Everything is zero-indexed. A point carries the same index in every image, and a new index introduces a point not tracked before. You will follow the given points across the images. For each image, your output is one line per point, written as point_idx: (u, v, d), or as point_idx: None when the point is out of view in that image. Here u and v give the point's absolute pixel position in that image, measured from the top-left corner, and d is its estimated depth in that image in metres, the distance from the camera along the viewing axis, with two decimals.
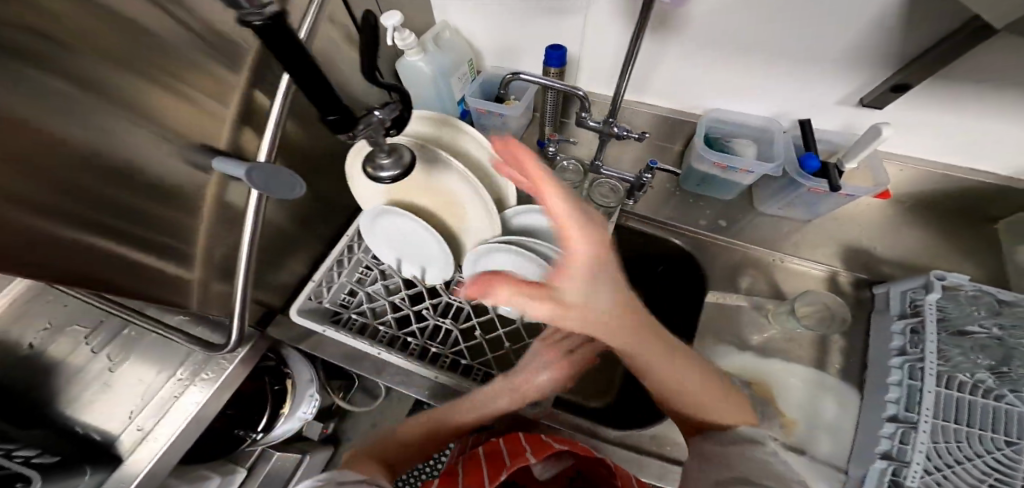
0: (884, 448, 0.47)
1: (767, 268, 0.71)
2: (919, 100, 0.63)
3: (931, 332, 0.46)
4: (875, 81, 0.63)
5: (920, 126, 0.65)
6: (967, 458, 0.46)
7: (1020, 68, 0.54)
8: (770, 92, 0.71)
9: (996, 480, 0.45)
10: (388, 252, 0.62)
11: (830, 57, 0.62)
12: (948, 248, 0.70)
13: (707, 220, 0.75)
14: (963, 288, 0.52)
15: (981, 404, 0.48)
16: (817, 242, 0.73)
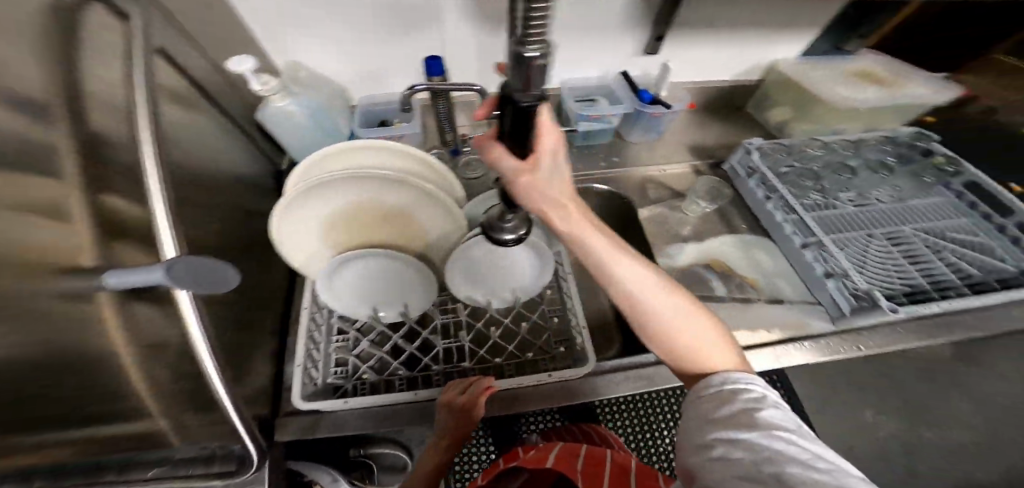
0: (823, 268, 0.67)
1: (659, 180, 0.91)
2: (675, 39, 0.85)
3: (781, 182, 0.76)
4: (641, 37, 0.83)
5: (685, 58, 0.91)
6: (866, 247, 0.75)
7: (713, 12, 0.81)
8: (594, 60, 0.86)
9: (890, 252, 0.75)
10: (354, 306, 0.55)
11: (613, 24, 0.79)
12: (735, 128, 1.03)
13: (603, 163, 0.91)
14: (766, 146, 0.84)
15: (842, 219, 0.79)
16: (675, 150, 0.96)
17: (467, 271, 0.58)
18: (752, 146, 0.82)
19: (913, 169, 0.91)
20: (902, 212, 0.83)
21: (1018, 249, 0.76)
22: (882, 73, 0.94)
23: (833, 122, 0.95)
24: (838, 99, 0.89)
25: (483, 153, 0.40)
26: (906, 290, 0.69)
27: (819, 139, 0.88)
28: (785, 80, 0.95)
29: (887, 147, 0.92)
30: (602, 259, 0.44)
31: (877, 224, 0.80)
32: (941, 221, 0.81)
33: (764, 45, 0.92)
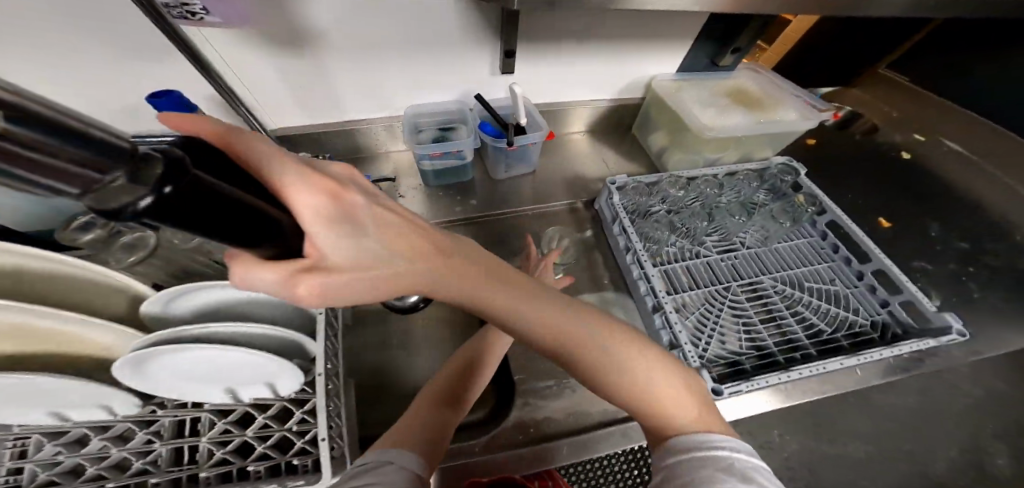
0: (665, 337, 0.66)
1: (526, 222, 0.84)
2: (535, 55, 0.76)
3: (634, 234, 0.73)
4: (494, 55, 0.72)
5: (551, 78, 0.81)
6: (709, 306, 0.73)
7: (565, 26, 0.72)
8: (443, 82, 0.74)
9: (732, 310, 0.74)
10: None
11: (448, 39, 0.66)
12: (618, 155, 0.96)
13: (462, 204, 0.82)
14: (628, 183, 0.80)
15: (704, 269, 0.80)
16: (550, 185, 0.89)
17: (193, 369, 0.44)
18: (614, 186, 0.79)
19: (784, 205, 0.90)
20: (763, 256, 0.84)
21: (870, 296, 0.76)
22: (757, 91, 0.91)
23: (705, 151, 0.86)
24: (702, 126, 0.79)
25: (235, 274, 0.29)
26: (753, 353, 0.69)
27: (683, 177, 0.84)
28: (660, 100, 0.88)
29: (756, 183, 0.93)
30: (517, 313, 0.42)
31: (739, 275, 0.80)
32: (799, 269, 0.81)
33: (638, 65, 0.86)
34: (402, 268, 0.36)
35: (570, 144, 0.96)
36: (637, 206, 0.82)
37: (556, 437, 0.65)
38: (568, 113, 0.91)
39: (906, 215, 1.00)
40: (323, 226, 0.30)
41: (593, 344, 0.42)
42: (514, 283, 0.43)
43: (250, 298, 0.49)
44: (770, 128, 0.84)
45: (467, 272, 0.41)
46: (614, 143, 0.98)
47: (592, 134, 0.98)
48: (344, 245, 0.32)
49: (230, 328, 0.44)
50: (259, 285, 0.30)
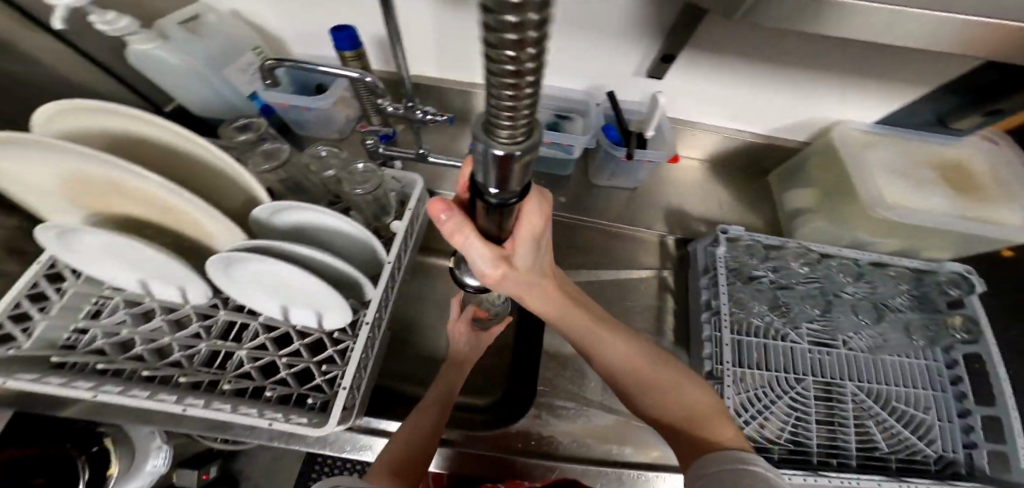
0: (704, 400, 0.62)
1: (605, 238, 0.80)
2: (695, 70, 0.66)
3: (722, 292, 0.63)
4: (649, 58, 0.64)
5: (701, 94, 0.71)
6: (772, 398, 0.63)
7: (749, 46, 0.60)
8: (579, 69, 0.68)
9: (795, 409, 0.63)
10: (123, 274, 0.51)
11: (608, 26, 0.60)
12: (738, 199, 0.83)
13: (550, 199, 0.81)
14: (741, 239, 0.67)
15: (782, 352, 0.67)
16: (646, 208, 0.81)
17: (266, 279, 0.50)
18: (724, 235, 0.67)
19: (924, 320, 0.70)
20: (864, 365, 0.68)
21: (957, 435, 0.62)
22: (977, 172, 0.67)
23: (860, 230, 0.69)
24: (876, 199, 0.62)
25: (454, 237, 0.41)
26: (790, 447, 0.60)
27: (816, 252, 0.69)
28: (832, 152, 0.69)
29: (902, 284, 0.72)
30: (592, 336, 0.57)
31: (818, 371, 0.67)
32: (896, 387, 0.66)
33: (818, 110, 0.70)
34: (536, 276, 0.52)
35: (687, 171, 0.85)
36: (743, 261, 0.69)
37: (564, 459, 0.62)
38: (701, 138, 0.79)
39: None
40: (526, 235, 0.45)
41: (637, 357, 0.56)
42: (596, 317, 0.58)
43: (330, 229, 0.51)
44: (979, 228, 0.61)
45: (567, 297, 0.58)
46: (740, 185, 0.84)
47: (717, 167, 0.85)
48: (526, 254, 0.47)
49: (306, 253, 0.47)
50: (469, 254, 0.42)
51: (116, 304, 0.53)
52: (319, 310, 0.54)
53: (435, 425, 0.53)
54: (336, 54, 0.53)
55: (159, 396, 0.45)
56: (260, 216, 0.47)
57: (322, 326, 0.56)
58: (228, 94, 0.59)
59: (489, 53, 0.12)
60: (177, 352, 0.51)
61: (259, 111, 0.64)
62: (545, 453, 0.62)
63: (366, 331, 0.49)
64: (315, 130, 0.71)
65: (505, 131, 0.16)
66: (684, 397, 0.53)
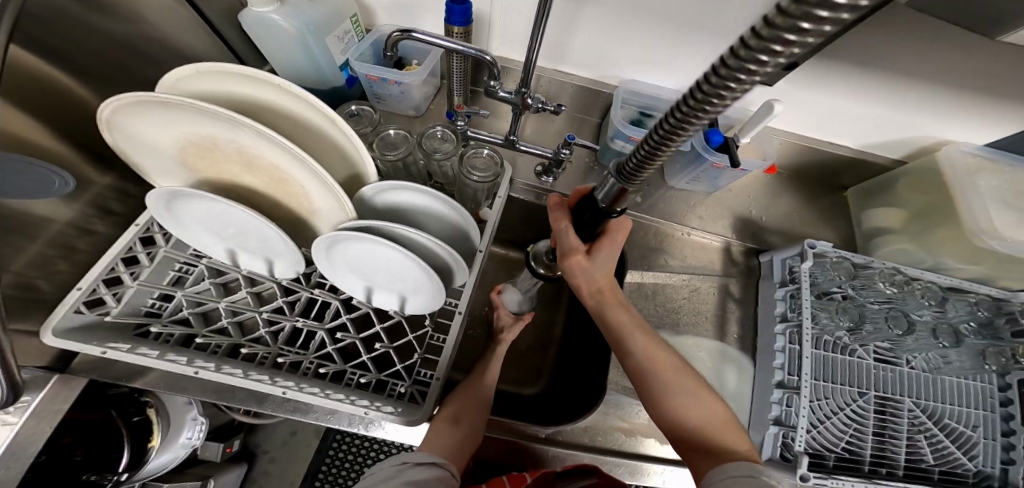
0: (776, 413, 0.60)
1: (673, 242, 0.76)
2: (810, 79, 0.63)
3: (810, 305, 0.60)
4: None
5: (805, 103, 0.67)
6: (839, 409, 0.60)
7: (883, 60, 0.58)
8: (678, 65, 0.64)
9: (856, 424, 0.60)
10: (216, 242, 0.49)
11: (731, 25, 0.56)
12: (815, 212, 0.79)
13: None
14: (828, 254, 0.66)
15: (846, 366, 0.63)
16: (718, 214, 0.78)
17: (363, 260, 0.49)
18: (811, 250, 0.65)
19: (995, 347, 0.65)
20: (933, 391, 0.64)
21: (996, 451, 0.61)
22: None
23: (946, 254, 0.66)
24: (983, 228, 0.59)
25: (556, 222, 0.53)
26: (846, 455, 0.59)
27: (905, 274, 0.66)
28: (935, 175, 0.67)
29: (978, 309, 0.67)
30: (623, 331, 0.53)
31: (878, 386, 0.63)
32: (949, 405, 0.63)
33: (925, 127, 0.67)
34: (594, 288, 0.55)
35: (762, 179, 0.81)
36: (821, 278, 0.68)
37: (617, 453, 0.63)
38: (787, 147, 0.75)
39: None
40: (607, 245, 0.52)
41: (670, 365, 0.52)
42: (638, 324, 0.54)
43: (430, 211, 0.50)
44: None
45: (611, 299, 0.55)
46: (818, 199, 0.80)
47: (796, 178, 0.81)
48: (603, 261, 0.53)
49: (411, 235, 0.46)
50: (560, 237, 0.52)
51: (200, 272, 0.52)
52: (403, 293, 0.53)
53: (485, 401, 0.60)
54: (445, 28, 0.51)
55: (256, 376, 0.44)
56: (366, 193, 0.46)
57: (403, 309, 0.55)
58: (323, 60, 0.56)
59: (729, 61, 0.18)
60: (265, 328, 0.50)
61: (345, 82, 0.62)
62: (606, 450, 0.63)
63: (462, 321, 0.51)
64: (392, 105, 0.68)
65: (696, 117, 0.22)
66: (715, 409, 0.50)
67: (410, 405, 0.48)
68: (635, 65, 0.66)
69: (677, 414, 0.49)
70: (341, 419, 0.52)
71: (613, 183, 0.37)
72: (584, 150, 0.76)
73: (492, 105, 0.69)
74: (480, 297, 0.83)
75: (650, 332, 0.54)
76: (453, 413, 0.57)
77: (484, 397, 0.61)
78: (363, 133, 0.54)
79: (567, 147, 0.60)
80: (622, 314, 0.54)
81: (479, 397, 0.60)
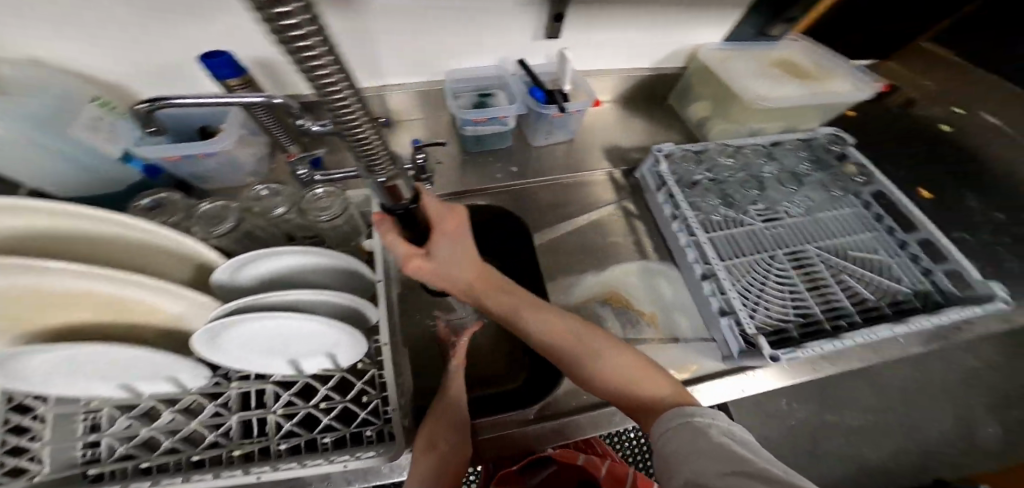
0: (719, 306, 0.62)
1: (560, 194, 0.80)
2: (586, 28, 0.70)
3: (682, 195, 0.67)
4: (541, 18, 0.66)
5: (596, 47, 0.75)
6: (762, 280, 0.65)
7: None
8: (480, 45, 0.68)
9: (785, 288, 0.65)
10: (102, 383, 0.42)
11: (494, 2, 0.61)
12: (657, 122, 0.91)
13: (501, 173, 0.80)
14: (675, 151, 0.76)
15: (744, 236, 0.70)
16: (585, 155, 0.85)
17: (261, 339, 0.45)
18: (660, 153, 0.75)
19: (831, 176, 0.80)
20: (814, 227, 0.73)
21: (912, 265, 0.68)
22: (804, 64, 0.80)
23: (748, 121, 0.80)
24: (751, 97, 0.73)
25: (385, 234, 0.52)
26: (801, 319, 0.61)
27: (732, 145, 0.79)
28: (706, 72, 0.80)
29: (800, 152, 0.82)
30: (511, 311, 0.56)
31: (780, 244, 0.70)
32: (845, 237, 0.72)
33: (687, 34, 0.78)
34: (461, 280, 0.56)
35: (609, 113, 0.91)
36: (683, 173, 0.76)
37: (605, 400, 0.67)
38: (610, 82, 0.84)
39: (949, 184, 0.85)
40: (439, 236, 0.53)
41: (570, 333, 0.54)
42: (528, 303, 0.56)
43: (306, 266, 0.48)
44: (822, 101, 0.74)
45: (483, 288, 0.57)
46: (655, 111, 0.92)
47: (632, 102, 0.92)
48: (445, 251, 0.54)
49: (297, 297, 0.44)
50: (391, 249, 0.52)
51: (109, 414, 0.45)
52: (329, 350, 0.50)
53: (455, 425, 0.57)
54: (221, 85, 0.49)
55: (226, 473, 0.41)
56: (223, 276, 0.43)
57: (339, 364, 0.52)
58: (89, 155, 0.51)
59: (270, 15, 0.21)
60: (213, 434, 0.45)
61: (140, 172, 0.56)
62: (593, 403, 0.66)
63: (391, 351, 0.49)
64: (219, 180, 0.63)
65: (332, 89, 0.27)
66: (629, 360, 0.51)
67: (388, 443, 0.47)
68: (445, 60, 0.69)
69: (598, 385, 0.51)
70: (339, 482, 0.50)
71: (371, 181, 0.40)
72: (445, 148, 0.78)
73: (333, 141, 0.68)
74: (416, 320, 0.81)
75: (541, 307, 0.56)
76: (434, 439, 0.53)
77: (452, 421, 0.57)
78: (176, 222, 0.52)
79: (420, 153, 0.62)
80: (503, 302, 0.56)
81: (445, 420, 0.56)
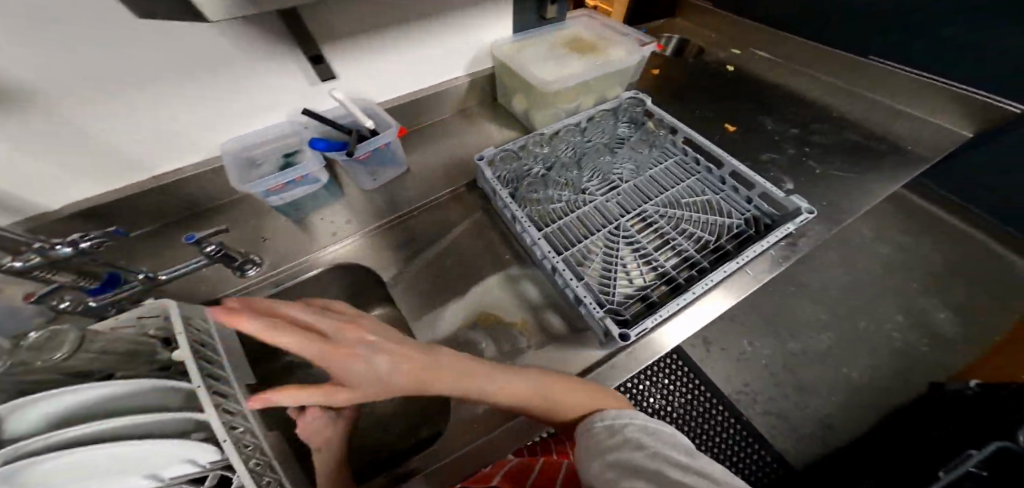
0: (574, 296, 0.59)
1: (407, 227, 0.72)
2: (351, 58, 0.64)
3: (503, 200, 0.63)
4: (298, 64, 0.60)
5: (380, 73, 0.69)
6: (605, 254, 0.64)
7: (365, 20, 0.61)
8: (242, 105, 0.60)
9: (628, 255, 0.65)
10: None
11: (223, 59, 0.54)
12: (494, 123, 0.88)
13: (334, 226, 0.70)
14: (496, 157, 0.68)
15: (583, 217, 0.69)
16: (427, 177, 0.78)
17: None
18: (483, 161, 0.67)
19: (643, 135, 0.78)
20: (648, 184, 0.73)
21: (734, 197, 0.70)
22: (587, 40, 0.82)
23: (560, 106, 0.78)
24: (542, 81, 0.70)
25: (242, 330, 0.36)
26: (659, 283, 0.61)
27: (541, 133, 0.73)
28: (506, 68, 0.79)
29: (617, 119, 0.81)
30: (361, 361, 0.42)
31: (619, 212, 0.70)
32: (675, 188, 0.72)
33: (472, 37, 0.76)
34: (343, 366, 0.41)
35: (445, 128, 0.86)
36: (507, 180, 0.69)
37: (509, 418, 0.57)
38: (426, 99, 0.79)
39: (751, 110, 0.94)
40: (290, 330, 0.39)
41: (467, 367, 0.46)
42: (394, 357, 0.43)
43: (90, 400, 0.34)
44: (607, 69, 0.75)
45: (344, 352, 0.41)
46: (490, 114, 0.88)
47: (464, 111, 0.88)
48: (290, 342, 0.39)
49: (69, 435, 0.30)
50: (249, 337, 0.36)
51: None
52: (182, 452, 0.34)
53: None
54: None
55: None
56: None
57: (216, 458, 0.34)
58: None
59: None
60: None
61: None
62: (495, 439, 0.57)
63: (227, 444, 0.33)
64: None
65: None
66: (545, 380, 0.48)
67: None
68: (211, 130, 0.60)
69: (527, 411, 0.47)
70: None
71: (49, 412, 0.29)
72: (260, 220, 0.68)
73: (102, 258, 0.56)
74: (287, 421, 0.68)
75: (411, 351, 0.44)
76: None
77: None
78: None
79: (203, 244, 0.52)
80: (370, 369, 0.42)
81: None
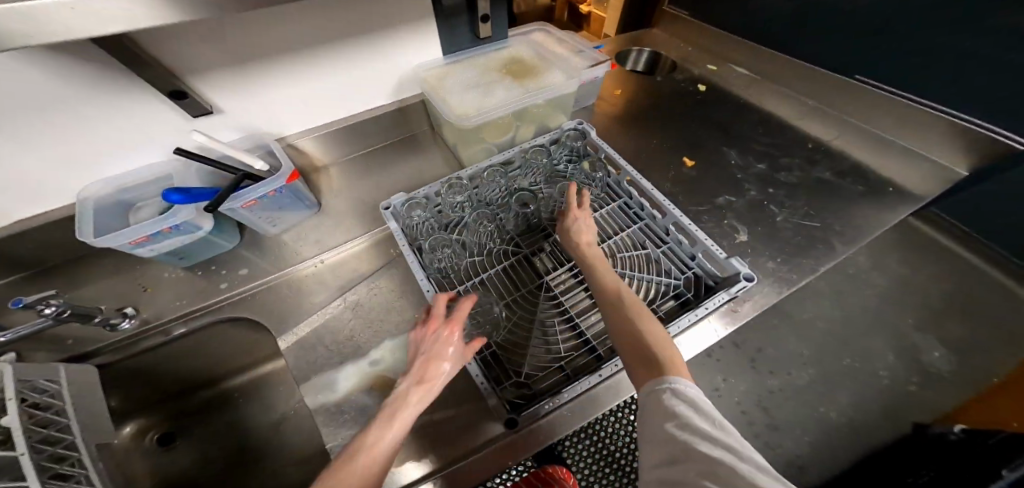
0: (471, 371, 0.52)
1: (312, 275, 0.65)
2: (238, 89, 0.58)
3: (403, 257, 0.57)
4: (166, 101, 0.54)
5: (280, 104, 0.63)
6: (519, 319, 0.57)
7: (247, 47, 0.54)
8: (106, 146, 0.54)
9: (545, 320, 0.57)
10: None
11: (60, 97, 0.47)
12: (428, 153, 0.80)
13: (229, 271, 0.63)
14: (406, 204, 0.63)
15: (500, 273, 0.62)
16: (343, 215, 0.71)
17: None
18: (389, 210, 0.62)
19: (585, 171, 0.71)
20: None
21: (678, 251, 0.61)
22: (526, 61, 0.73)
23: (490, 138, 0.70)
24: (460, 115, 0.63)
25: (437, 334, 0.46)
26: (577, 352, 0.54)
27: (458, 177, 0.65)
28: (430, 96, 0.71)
29: (558, 152, 0.73)
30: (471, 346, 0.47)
31: (543, 267, 0.62)
32: (610, 238, 0.64)
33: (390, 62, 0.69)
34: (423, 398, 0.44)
35: (372, 158, 0.78)
36: (418, 233, 0.62)
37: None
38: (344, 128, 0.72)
39: (716, 140, 0.85)
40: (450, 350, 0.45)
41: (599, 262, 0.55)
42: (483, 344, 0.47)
43: None
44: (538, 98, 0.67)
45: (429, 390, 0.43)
46: (424, 145, 0.81)
47: (395, 138, 0.80)
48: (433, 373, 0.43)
49: None
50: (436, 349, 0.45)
51: None
52: None
53: None
54: None
55: None
56: None
57: None
58: None
59: None
60: None
61: None
62: None
63: None
64: None
65: None
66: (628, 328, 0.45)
67: None
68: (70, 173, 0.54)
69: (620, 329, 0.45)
70: None
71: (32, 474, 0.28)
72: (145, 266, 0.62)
73: None
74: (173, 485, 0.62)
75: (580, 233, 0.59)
76: None
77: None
78: None
79: (40, 303, 0.46)
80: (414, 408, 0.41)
81: None
